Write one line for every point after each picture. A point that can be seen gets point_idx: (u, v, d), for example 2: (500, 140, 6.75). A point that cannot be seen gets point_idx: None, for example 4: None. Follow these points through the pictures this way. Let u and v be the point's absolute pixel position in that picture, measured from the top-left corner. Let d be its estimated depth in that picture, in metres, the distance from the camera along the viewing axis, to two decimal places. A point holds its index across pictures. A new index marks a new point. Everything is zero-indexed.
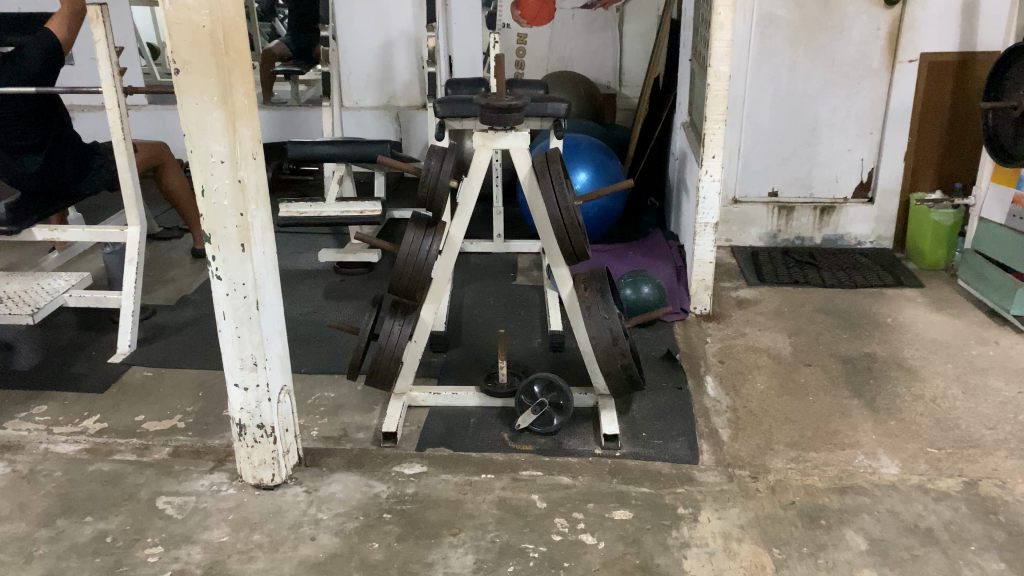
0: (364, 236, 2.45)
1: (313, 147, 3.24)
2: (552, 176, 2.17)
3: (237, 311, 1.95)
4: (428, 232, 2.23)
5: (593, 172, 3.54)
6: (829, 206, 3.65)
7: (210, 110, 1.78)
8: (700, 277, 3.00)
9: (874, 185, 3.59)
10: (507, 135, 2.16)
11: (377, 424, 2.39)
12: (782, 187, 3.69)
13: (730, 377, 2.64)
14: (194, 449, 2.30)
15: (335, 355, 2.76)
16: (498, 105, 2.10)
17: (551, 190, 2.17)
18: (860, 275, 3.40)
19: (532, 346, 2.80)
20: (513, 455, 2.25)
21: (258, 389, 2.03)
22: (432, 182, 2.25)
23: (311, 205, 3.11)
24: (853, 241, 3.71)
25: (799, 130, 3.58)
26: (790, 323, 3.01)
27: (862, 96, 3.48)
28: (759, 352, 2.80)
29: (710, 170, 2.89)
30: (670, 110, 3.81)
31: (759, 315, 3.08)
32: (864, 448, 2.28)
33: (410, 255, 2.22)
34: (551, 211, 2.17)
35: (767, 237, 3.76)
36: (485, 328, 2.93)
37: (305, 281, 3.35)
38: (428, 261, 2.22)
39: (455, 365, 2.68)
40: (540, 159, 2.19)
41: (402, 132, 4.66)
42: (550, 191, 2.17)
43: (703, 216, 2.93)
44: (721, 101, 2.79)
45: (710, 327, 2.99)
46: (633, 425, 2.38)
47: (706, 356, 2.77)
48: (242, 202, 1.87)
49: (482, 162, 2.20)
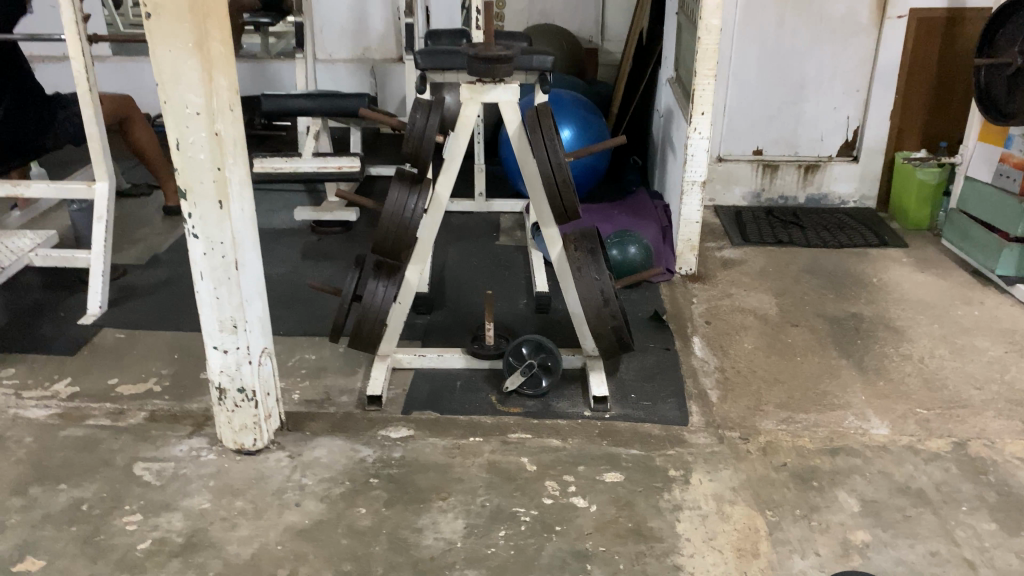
0: (343, 192, 2.31)
1: (287, 100, 3.12)
2: (543, 129, 2.09)
3: (215, 271, 1.87)
4: (413, 190, 2.16)
5: (577, 129, 3.47)
6: (814, 165, 3.61)
7: (185, 58, 1.68)
8: (686, 237, 2.97)
9: (860, 143, 3.55)
10: (497, 87, 2.07)
11: (360, 387, 2.32)
12: (766, 145, 3.64)
13: (717, 338, 2.61)
14: (171, 413, 2.23)
15: (315, 318, 2.69)
16: (488, 56, 2.01)
17: (542, 146, 2.09)
18: (845, 235, 3.37)
19: (518, 308, 2.75)
20: (501, 418, 2.20)
21: (239, 352, 1.96)
22: (417, 138, 2.14)
23: (287, 161, 2.99)
24: (837, 201, 3.68)
25: (786, 87, 3.52)
26: (776, 283, 2.99)
27: (849, 53, 3.43)
28: (745, 312, 2.78)
29: (698, 127, 2.83)
30: (654, 66, 3.73)
31: (744, 275, 3.04)
32: (854, 408, 2.26)
33: (395, 213, 2.16)
34: (541, 168, 2.09)
35: (751, 197, 3.71)
36: (469, 290, 2.87)
37: (282, 240, 3.26)
38: (413, 219, 2.16)
39: (439, 326, 2.62)
40: (531, 113, 2.10)
41: (377, 86, 4.52)
42: (542, 146, 2.08)
43: (691, 174, 2.88)
44: (712, 56, 2.71)
45: (696, 288, 2.95)
46: (622, 386, 2.34)
47: (693, 317, 2.74)
48: (220, 156, 1.78)
49: (470, 116, 2.11)
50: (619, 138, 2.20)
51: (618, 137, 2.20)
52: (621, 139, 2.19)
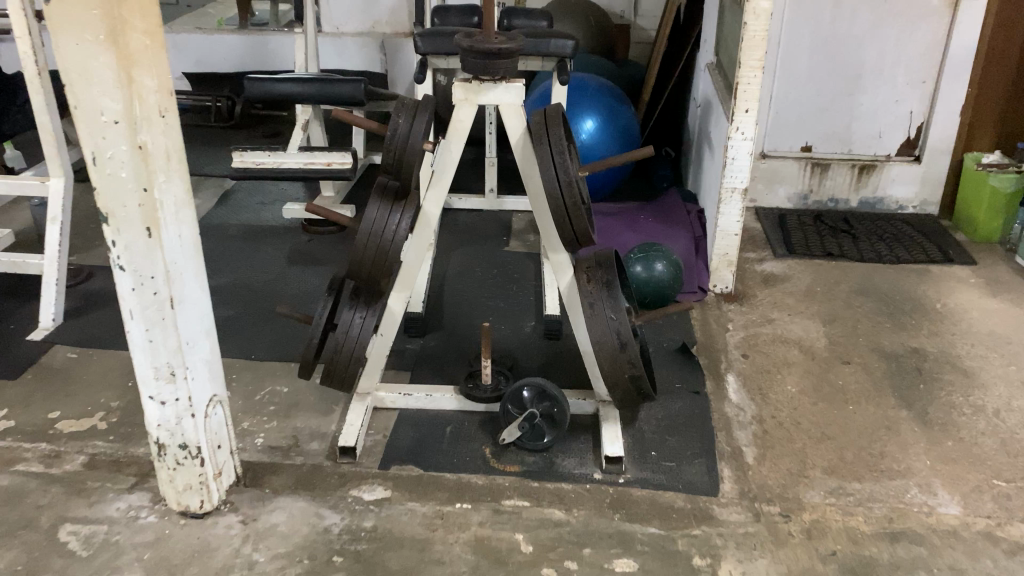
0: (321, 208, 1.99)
1: (274, 84, 2.76)
2: (550, 140, 1.71)
3: (147, 311, 1.54)
4: (395, 207, 1.82)
5: (602, 120, 3.09)
6: (870, 165, 3.20)
7: (97, 53, 1.33)
8: (723, 250, 2.59)
9: (923, 142, 3.14)
10: (496, 87, 1.70)
11: (334, 432, 2.00)
12: (816, 141, 3.23)
13: (755, 378, 2.24)
14: (113, 460, 1.92)
15: (292, 339, 2.36)
16: (485, 50, 1.65)
17: (550, 160, 1.72)
18: (903, 248, 2.97)
19: (524, 333, 2.40)
20: (495, 479, 1.86)
21: (178, 403, 1.63)
22: (399, 148, 1.78)
23: (270, 154, 2.63)
24: (894, 207, 3.27)
25: (841, 76, 3.11)
26: (824, 308, 2.60)
27: (916, 39, 3.00)
28: (788, 344, 2.40)
29: (741, 127, 2.44)
30: (692, 48, 3.31)
31: (787, 297, 2.66)
32: (917, 477, 1.89)
33: (373, 233, 1.81)
34: (548, 186, 1.73)
35: (797, 199, 3.30)
36: (470, 308, 2.52)
37: (268, 241, 2.93)
38: (395, 241, 1.81)
39: (433, 354, 2.28)
40: (538, 120, 1.74)
41: (388, 62, 4.15)
42: (550, 160, 1.71)
43: (730, 181, 2.50)
44: (760, 44, 2.31)
45: (732, 310, 2.58)
46: (640, 439, 1.99)
47: (727, 349, 2.37)
48: (147, 174, 1.44)
49: (463, 121, 1.75)
50: (646, 149, 1.81)
51: (645, 148, 1.81)
52: (649, 151, 1.80)
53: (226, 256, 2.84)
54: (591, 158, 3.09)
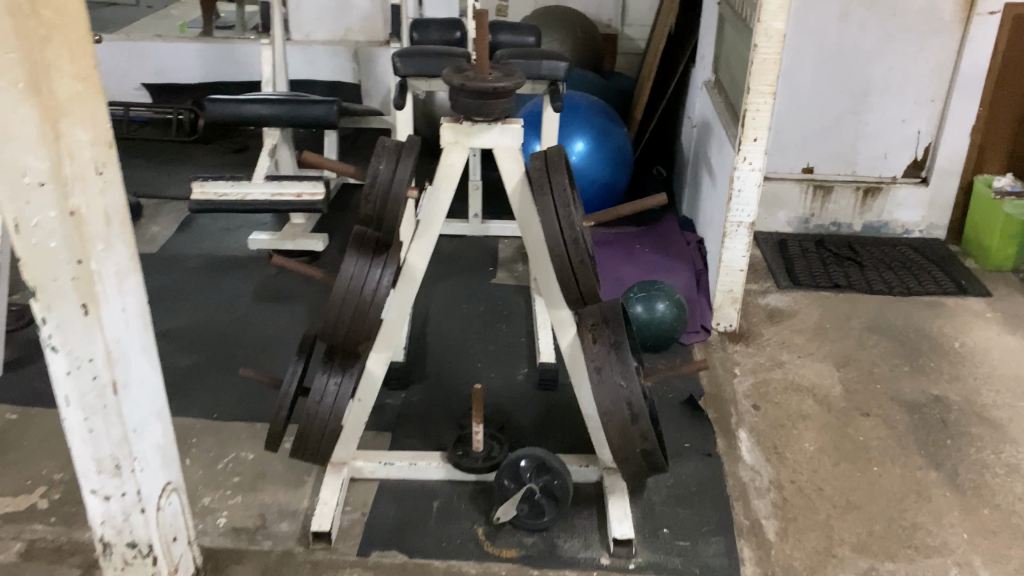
0: (288, 261, 1.65)
1: (240, 105, 2.53)
2: (552, 188, 1.49)
3: (85, 398, 1.31)
4: (375, 260, 1.59)
5: (593, 142, 2.89)
6: (875, 188, 3.03)
7: (15, 105, 1.09)
8: (727, 287, 2.40)
9: (930, 163, 2.98)
10: (490, 129, 1.50)
11: (307, 509, 1.78)
12: (819, 161, 3.06)
13: (769, 434, 2.05)
14: (54, 547, 1.68)
15: (259, 392, 2.13)
16: (479, 89, 1.43)
17: (552, 211, 1.49)
18: (913, 278, 2.81)
19: (516, 382, 2.19)
20: (490, 566, 1.66)
21: (126, 498, 1.41)
22: (381, 196, 1.55)
23: (234, 184, 2.39)
24: (899, 230, 3.10)
25: (846, 94, 2.94)
26: (836, 348, 2.42)
27: (925, 56, 2.83)
28: (801, 392, 2.22)
29: (749, 155, 2.24)
30: (687, 61, 3.11)
31: (796, 335, 2.48)
32: (955, 555, 1.71)
33: (351, 290, 1.59)
34: (550, 241, 1.50)
35: (798, 223, 3.12)
36: (455, 352, 2.31)
37: (233, 275, 2.70)
38: (376, 300, 1.59)
39: (416, 410, 2.07)
40: (538, 164, 1.52)
41: (362, 73, 3.92)
42: (553, 212, 1.49)
43: (736, 214, 2.31)
44: (772, 68, 2.12)
45: (738, 352, 2.39)
46: (649, 514, 1.79)
47: (736, 399, 2.18)
48: (81, 243, 1.21)
49: (453, 166, 1.53)
50: (658, 196, 1.60)
51: (657, 194, 1.60)
52: (662, 198, 1.59)
53: (186, 293, 2.60)
54: (583, 182, 2.88)
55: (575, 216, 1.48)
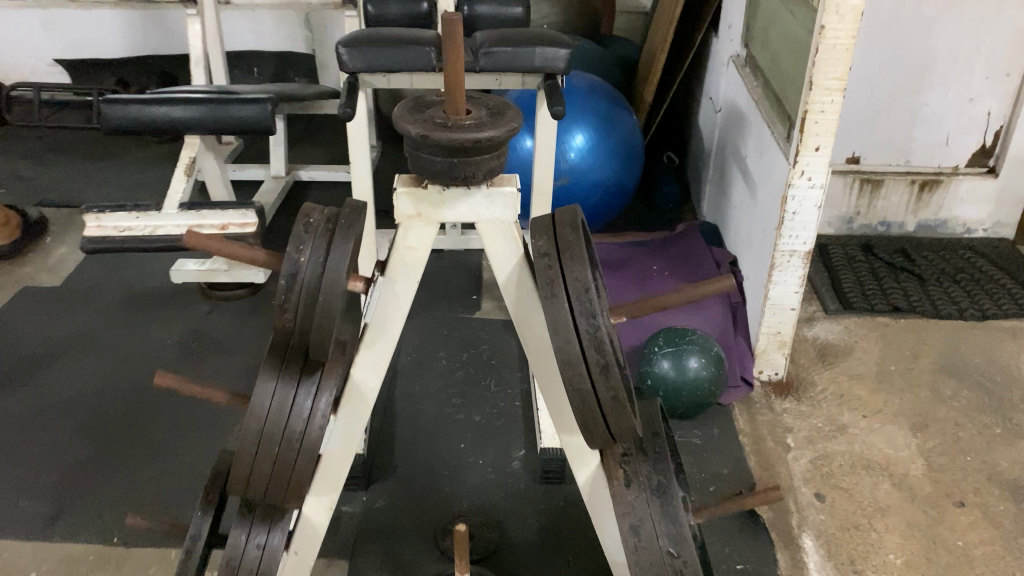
0: (178, 379, 1.12)
1: (147, 106, 1.96)
2: (567, 288, 0.96)
3: None
4: (302, 384, 1.08)
5: (596, 134, 2.34)
6: (934, 181, 2.52)
7: None
8: (773, 328, 1.91)
9: (1002, 150, 2.46)
10: (473, 196, 1.02)
11: None
12: (867, 150, 2.55)
13: (843, 543, 1.58)
14: None
15: (167, 500, 1.60)
16: (448, 146, 0.92)
17: (567, 322, 0.95)
18: (984, 294, 2.33)
19: (509, 473, 1.69)
20: None
21: None
22: (305, 300, 0.98)
23: (140, 216, 1.88)
24: (959, 230, 2.61)
25: (903, 67, 2.40)
26: (907, 402, 1.95)
27: (1004, 21, 2.29)
28: (874, 472, 1.75)
29: (808, 168, 1.72)
30: (707, 29, 2.57)
31: (856, 384, 2.00)
32: None
33: (269, 428, 1.07)
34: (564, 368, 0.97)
35: (840, 223, 2.63)
36: (431, 426, 1.80)
37: (153, 316, 2.16)
38: (303, 442, 1.07)
39: (383, 526, 1.57)
40: (541, 246, 0.99)
41: (315, 40, 3.33)
42: (571, 327, 0.95)
43: (788, 242, 1.80)
44: (845, 56, 1.58)
45: (788, 412, 1.91)
46: None
47: (794, 487, 1.71)
48: None
49: (414, 252, 1.03)
50: (726, 277, 1.06)
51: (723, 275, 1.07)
52: (731, 282, 1.05)
53: (90, 343, 2.05)
54: (584, 185, 2.34)
55: (604, 332, 0.94)
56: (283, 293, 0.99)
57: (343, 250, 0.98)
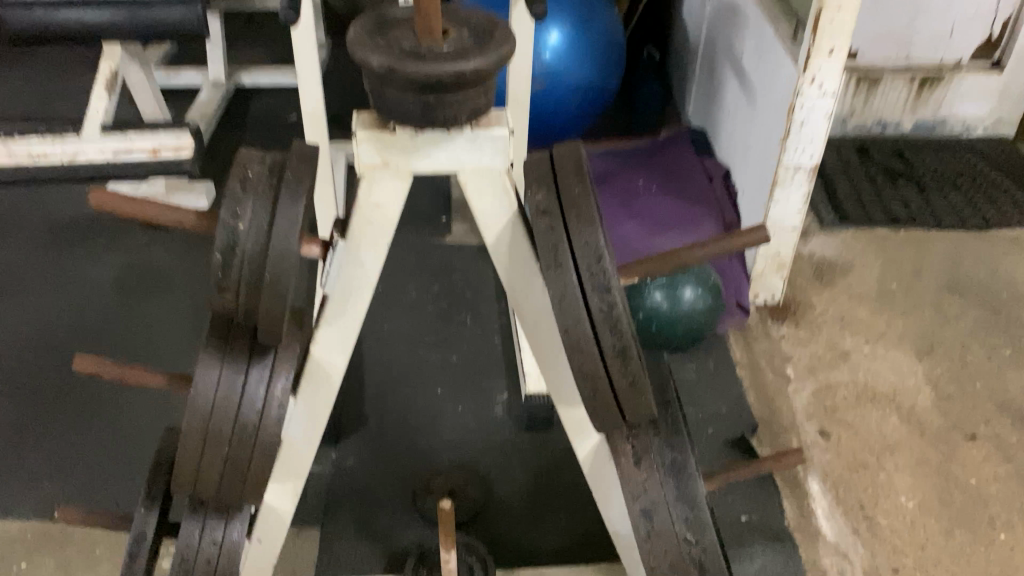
0: (103, 361, 0.94)
1: (51, 11, 1.66)
2: (574, 255, 0.78)
3: None
4: (250, 367, 0.89)
5: (572, 32, 2.10)
6: (935, 77, 2.33)
7: None
8: (772, 250, 1.75)
9: (1010, 43, 2.27)
10: (454, 141, 0.83)
11: None
12: (864, 45, 2.33)
13: (851, 486, 1.48)
14: None
15: (108, 471, 1.44)
16: (425, 81, 0.72)
17: (575, 297, 0.78)
18: (986, 201, 2.18)
19: (491, 421, 1.54)
20: None
21: None
22: (249, 279, 0.79)
23: (57, 141, 1.63)
24: (957, 129, 2.45)
25: None
26: (912, 324, 1.82)
27: None
28: (881, 405, 1.64)
29: (818, 74, 1.51)
30: None
31: (857, 305, 1.87)
32: None
33: (215, 420, 0.88)
34: (572, 353, 0.80)
35: (832, 124, 2.45)
36: (404, 369, 1.64)
37: (83, 250, 1.93)
38: (254, 436, 0.89)
39: (357, 489, 1.43)
40: (538, 202, 0.80)
41: None
42: (580, 305, 0.78)
43: (793, 157, 1.61)
44: None
45: (787, 339, 1.78)
46: None
47: (797, 424, 1.59)
48: None
49: (384, 211, 0.85)
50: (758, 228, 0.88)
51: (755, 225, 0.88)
52: (766, 235, 0.87)
53: (13, 284, 1.83)
54: (560, 90, 2.12)
55: (622, 311, 0.77)
56: (219, 271, 0.79)
57: (292, 215, 0.77)
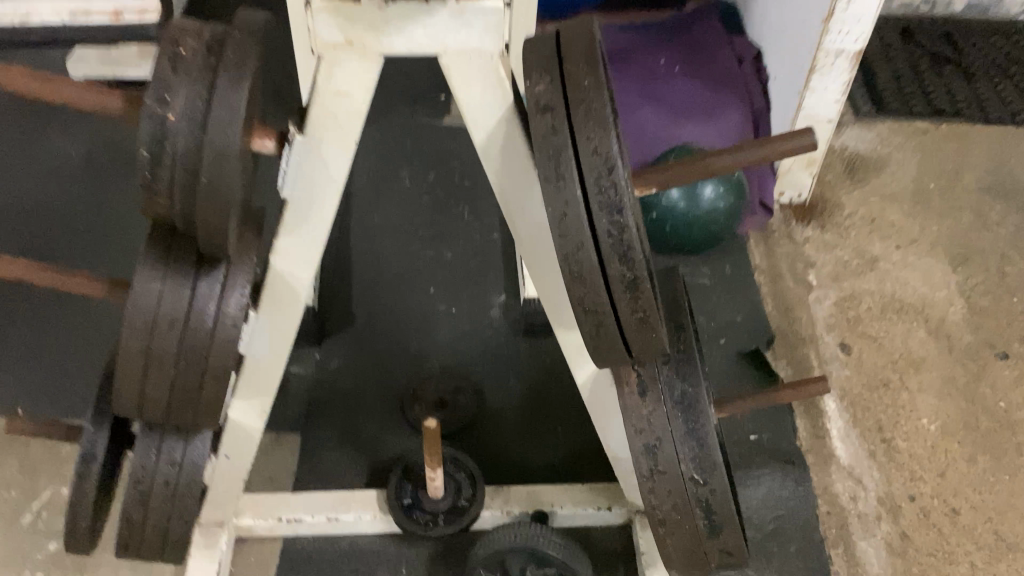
0: (32, 268, 0.81)
1: None
2: (579, 164, 0.63)
3: None
4: (197, 279, 0.76)
5: None
6: None
7: None
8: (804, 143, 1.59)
9: None
10: (434, 14, 0.68)
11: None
12: None
13: (870, 405, 1.39)
14: None
15: (67, 358, 1.33)
16: None
17: (579, 214, 0.64)
18: None
19: (487, 324, 1.43)
20: None
21: None
22: (185, 183, 0.65)
23: None
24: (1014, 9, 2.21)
25: None
26: (948, 228, 1.68)
27: None
28: (908, 317, 1.52)
29: None
30: None
31: (889, 206, 1.72)
32: None
33: (154, 339, 0.76)
34: (574, 279, 0.66)
35: None
36: (394, 265, 1.51)
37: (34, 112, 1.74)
38: (204, 358, 0.78)
39: (340, 394, 1.33)
40: (536, 99, 0.65)
41: None
42: (584, 225, 0.64)
43: (833, 43, 1.42)
44: None
45: (811, 242, 1.64)
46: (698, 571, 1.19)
47: (816, 336, 1.48)
48: None
49: (352, 100, 0.71)
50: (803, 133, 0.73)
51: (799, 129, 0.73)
52: (810, 143, 0.72)
53: None
54: None
55: (634, 237, 0.64)
56: (149, 170, 0.65)
57: (234, 104, 0.63)
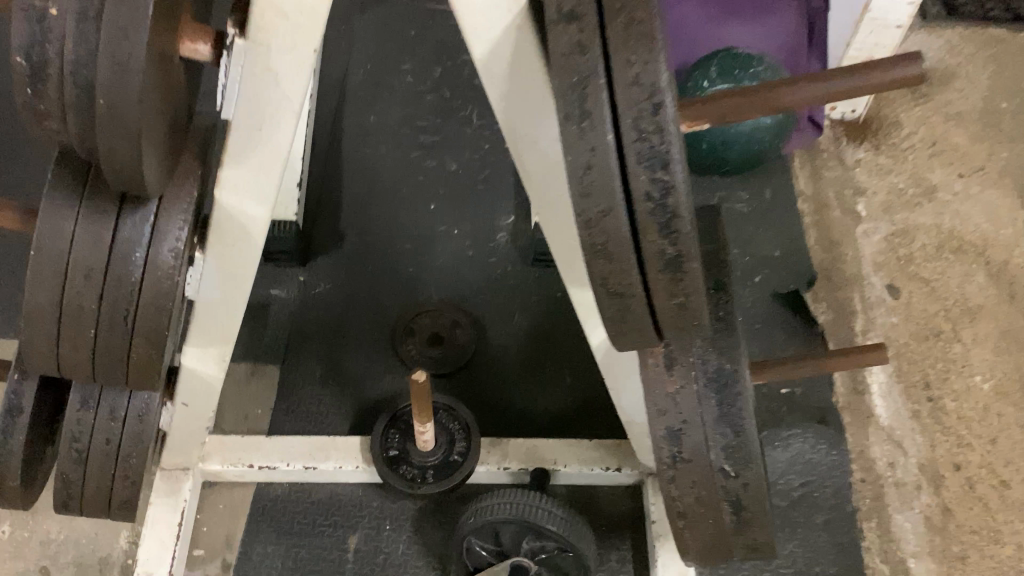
0: None
1: None
2: (613, 96, 0.46)
3: None
4: (120, 216, 0.60)
5: None
6: None
7: None
8: (867, 48, 1.41)
9: None
10: None
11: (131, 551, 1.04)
12: None
13: (917, 358, 1.24)
14: None
15: (11, 267, 1.18)
16: None
17: (611, 164, 0.47)
18: None
19: (492, 249, 1.27)
20: None
21: None
22: (78, 99, 0.48)
23: None
24: None
25: None
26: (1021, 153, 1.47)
27: None
28: (966, 258, 1.34)
29: None
30: None
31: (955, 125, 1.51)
32: None
33: (69, 287, 0.61)
34: (600, 249, 0.50)
35: None
36: (390, 175, 1.34)
37: None
38: (128, 314, 0.62)
39: (325, 322, 1.19)
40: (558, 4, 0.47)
41: None
42: (616, 178, 0.47)
43: None
44: None
45: (863, 166, 1.45)
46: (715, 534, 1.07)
47: (861, 277, 1.32)
48: None
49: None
50: (908, 60, 0.54)
51: (904, 55, 0.54)
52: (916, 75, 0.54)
53: None
54: None
55: (682, 203, 0.47)
56: (30, 84, 0.48)
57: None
